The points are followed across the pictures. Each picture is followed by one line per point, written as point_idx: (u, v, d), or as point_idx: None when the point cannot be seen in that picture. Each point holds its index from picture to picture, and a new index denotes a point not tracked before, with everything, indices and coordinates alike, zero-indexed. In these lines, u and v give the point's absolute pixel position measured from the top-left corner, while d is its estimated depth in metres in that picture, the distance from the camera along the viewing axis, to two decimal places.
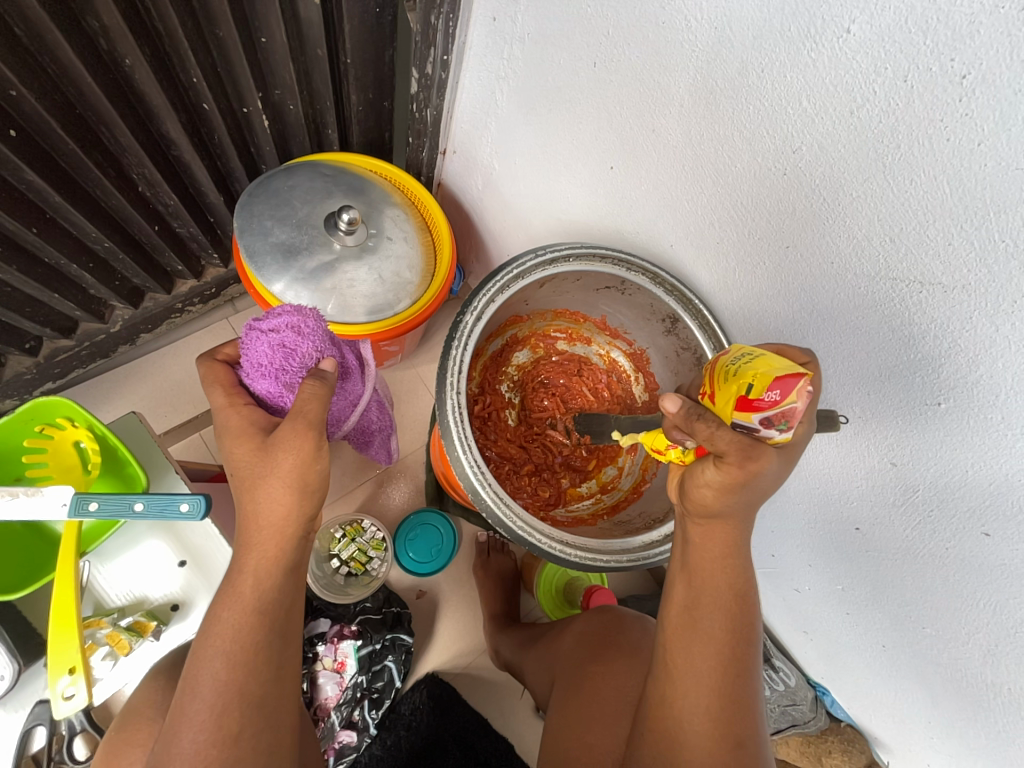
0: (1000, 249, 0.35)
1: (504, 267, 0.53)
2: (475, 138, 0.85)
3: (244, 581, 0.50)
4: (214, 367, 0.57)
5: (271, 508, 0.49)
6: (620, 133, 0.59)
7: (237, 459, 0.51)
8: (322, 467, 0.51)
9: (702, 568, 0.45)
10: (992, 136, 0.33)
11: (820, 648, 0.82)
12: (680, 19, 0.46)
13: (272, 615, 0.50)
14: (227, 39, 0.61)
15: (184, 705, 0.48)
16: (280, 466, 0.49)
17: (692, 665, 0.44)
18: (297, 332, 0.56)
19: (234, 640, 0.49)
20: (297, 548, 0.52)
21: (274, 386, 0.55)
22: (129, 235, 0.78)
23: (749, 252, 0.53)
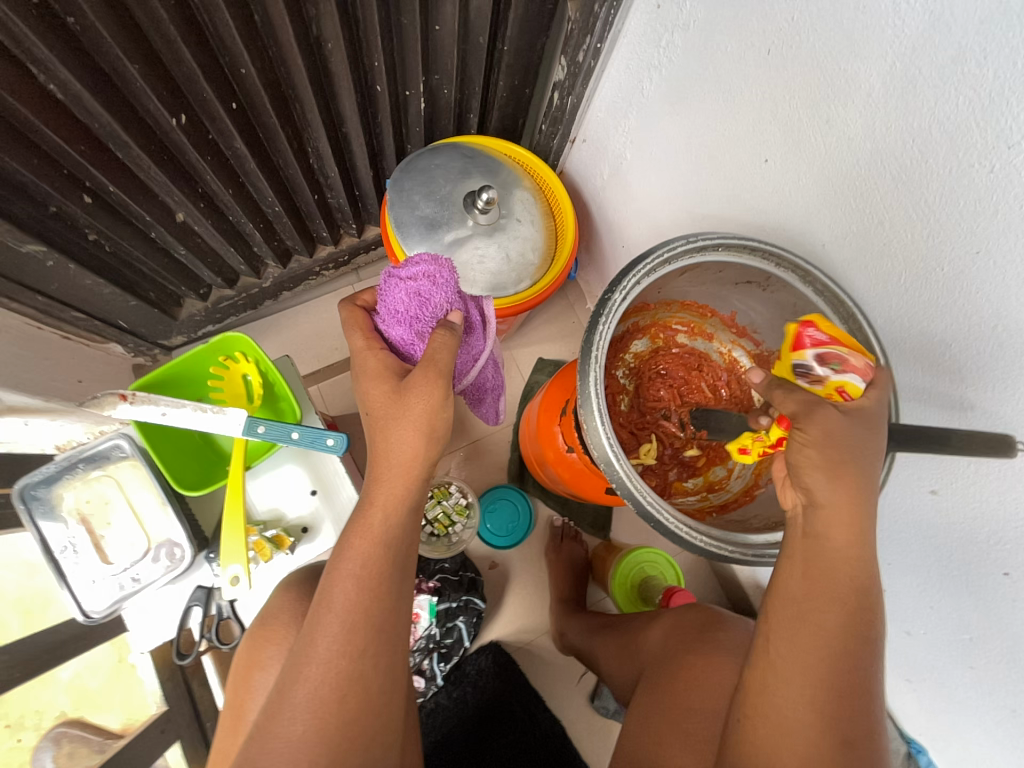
0: None
1: (654, 250, 0.53)
2: (609, 127, 0.86)
3: (374, 514, 0.55)
4: (355, 311, 0.64)
5: (402, 448, 0.55)
6: (784, 125, 0.57)
7: (373, 399, 0.58)
8: (447, 415, 0.57)
9: (820, 561, 0.44)
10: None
11: (925, 701, 0.75)
12: (887, 2, 0.44)
13: (393, 547, 0.55)
14: (409, 26, 0.67)
15: (321, 617, 0.54)
16: (412, 411, 0.55)
17: (808, 664, 0.42)
18: (431, 282, 0.60)
19: (366, 563, 0.54)
20: (417, 489, 0.58)
21: (407, 333, 0.61)
22: (292, 201, 0.88)
23: (924, 257, 0.50)
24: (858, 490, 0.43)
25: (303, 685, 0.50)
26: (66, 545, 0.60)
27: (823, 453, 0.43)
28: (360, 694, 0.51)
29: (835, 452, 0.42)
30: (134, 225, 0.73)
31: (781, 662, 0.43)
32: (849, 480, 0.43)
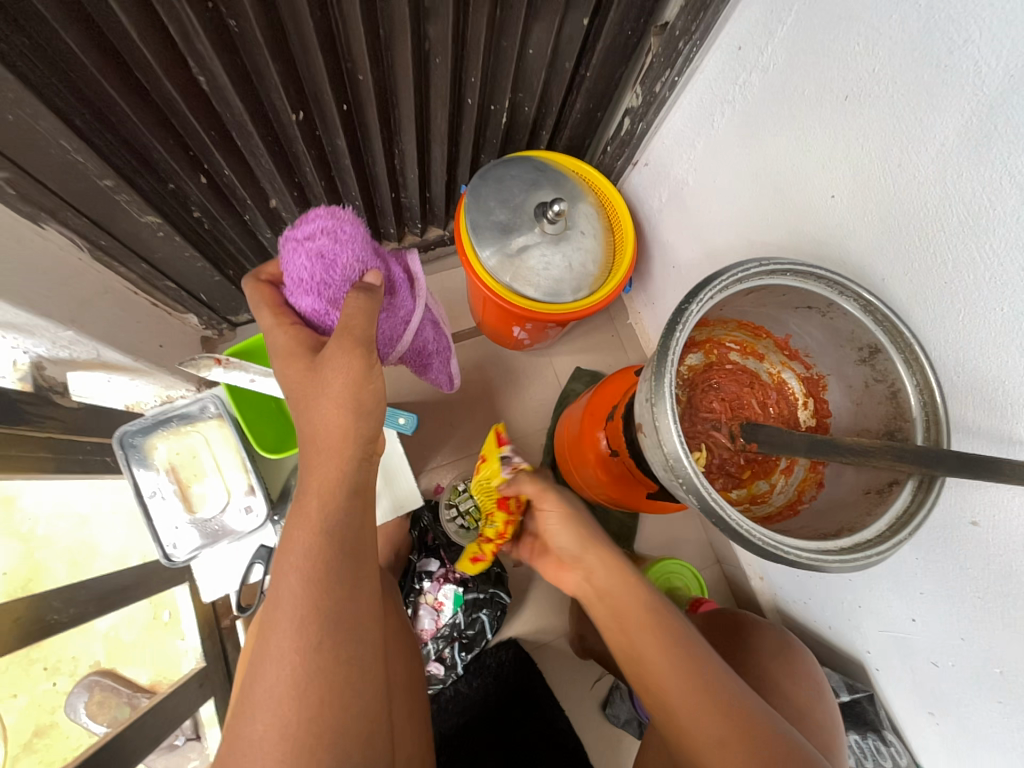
0: None
1: (729, 270, 0.57)
2: (673, 153, 0.91)
3: (310, 501, 0.58)
4: (259, 287, 0.70)
5: (331, 427, 0.59)
6: (854, 164, 0.62)
7: (292, 378, 0.61)
8: (373, 387, 0.60)
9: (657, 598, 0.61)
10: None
11: (946, 737, 0.76)
12: (969, 64, 0.48)
13: (336, 530, 0.57)
14: (508, 48, 0.73)
15: (271, 614, 0.54)
16: (332, 385, 0.58)
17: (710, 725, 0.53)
18: (332, 242, 0.66)
19: (310, 549, 0.56)
20: (355, 471, 0.60)
21: (319, 300, 0.66)
22: (371, 198, 0.94)
23: (984, 296, 0.53)
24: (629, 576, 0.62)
25: (262, 682, 0.51)
26: (154, 490, 0.67)
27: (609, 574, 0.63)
28: (323, 690, 0.52)
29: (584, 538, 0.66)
30: (233, 207, 0.79)
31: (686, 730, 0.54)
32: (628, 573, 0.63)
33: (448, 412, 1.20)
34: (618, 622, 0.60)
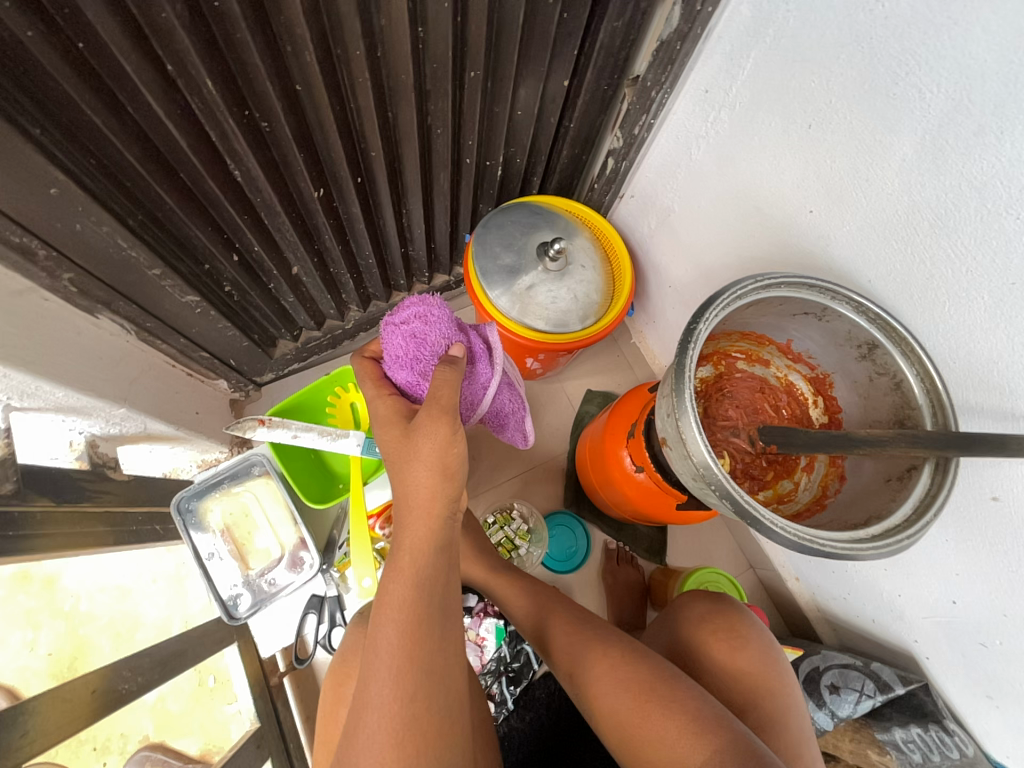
0: None
1: (727, 289, 0.62)
2: (657, 185, 0.99)
3: (403, 556, 0.62)
4: (364, 363, 0.77)
5: (419, 489, 0.63)
6: (826, 182, 0.68)
7: (388, 443, 0.67)
8: (456, 450, 0.65)
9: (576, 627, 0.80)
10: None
11: (1008, 719, 0.76)
12: (913, 92, 0.55)
13: (428, 582, 0.62)
14: (500, 113, 0.81)
15: (369, 664, 0.58)
16: (422, 450, 0.63)
17: (634, 708, 0.66)
18: (423, 323, 0.72)
19: (405, 600, 0.60)
20: (445, 530, 0.64)
21: (411, 374, 0.72)
22: (382, 255, 1.01)
23: (964, 287, 0.58)
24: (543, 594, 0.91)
25: (363, 731, 0.55)
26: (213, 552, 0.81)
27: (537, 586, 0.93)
28: (418, 741, 0.55)
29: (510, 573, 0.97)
30: (261, 279, 0.86)
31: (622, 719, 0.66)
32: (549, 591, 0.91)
33: (469, 447, 1.23)
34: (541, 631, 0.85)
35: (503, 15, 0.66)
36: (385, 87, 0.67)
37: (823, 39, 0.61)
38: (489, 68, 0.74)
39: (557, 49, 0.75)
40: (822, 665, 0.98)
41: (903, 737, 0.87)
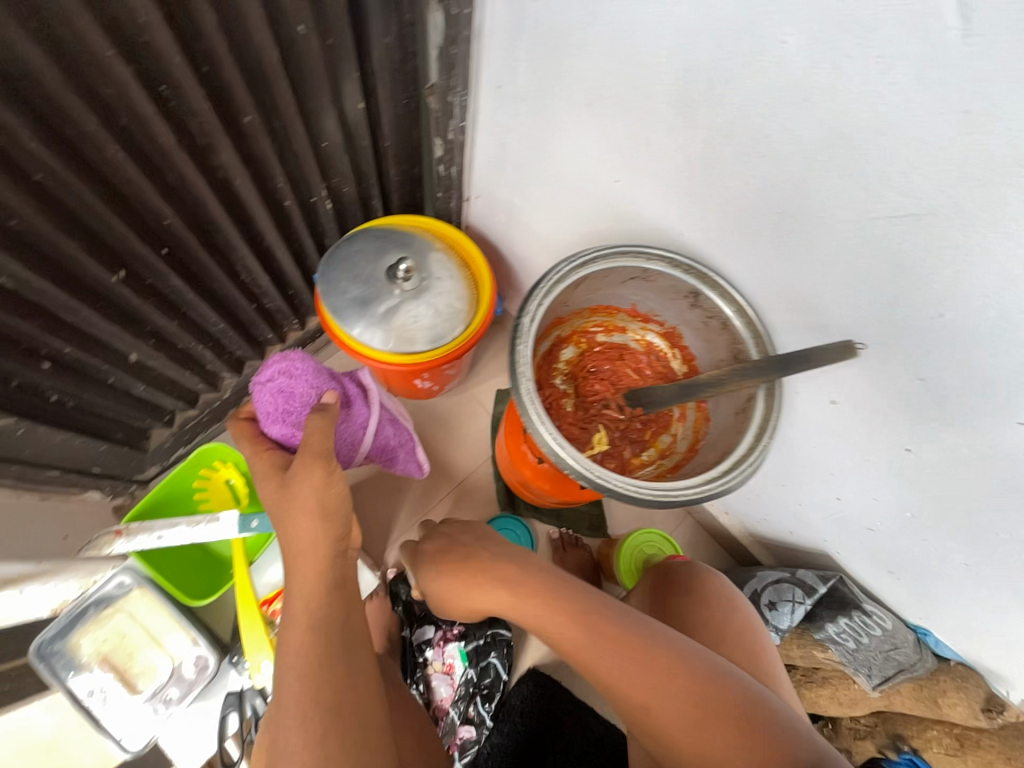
0: (959, 160, 0.43)
1: (546, 275, 0.65)
2: (493, 181, 1.00)
3: (295, 605, 0.64)
4: (238, 424, 0.76)
5: (302, 535, 0.65)
6: (619, 152, 0.71)
7: (266, 496, 0.69)
8: (336, 490, 0.68)
9: (621, 633, 0.63)
10: (938, 75, 0.40)
11: (909, 585, 0.84)
12: (653, 59, 0.58)
13: (324, 623, 0.63)
14: (301, 150, 0.78)
15: (276, 719, 0.58)
16: (298, 498, 0.66)
17: (682, 717, 0.57)
18: (287, 377, 0.74)
19: (302, 646, 0.60)
20: (335, 566, 0.67)
21: (284, 426, 0.75)
22: (234, 316, 0.96)
23: (749, 223, 0.62)
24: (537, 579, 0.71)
25: None
26: (95, 689, 0.76)
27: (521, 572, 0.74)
28: None
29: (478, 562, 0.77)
30: (94, 378, 0.79)
31: (665, 727, 0.58)
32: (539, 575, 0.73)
33: (391, 480, 1.20)
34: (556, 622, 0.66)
35: (257, 55, 0.63)
36: (150, 154, 0.63)
37: (571, 21, 0.63)
38: (268, 109, 0.71)
39: (336, 75, 0.74)
40: (760, 588, 0.99)
41: (837, 630, 0.92)
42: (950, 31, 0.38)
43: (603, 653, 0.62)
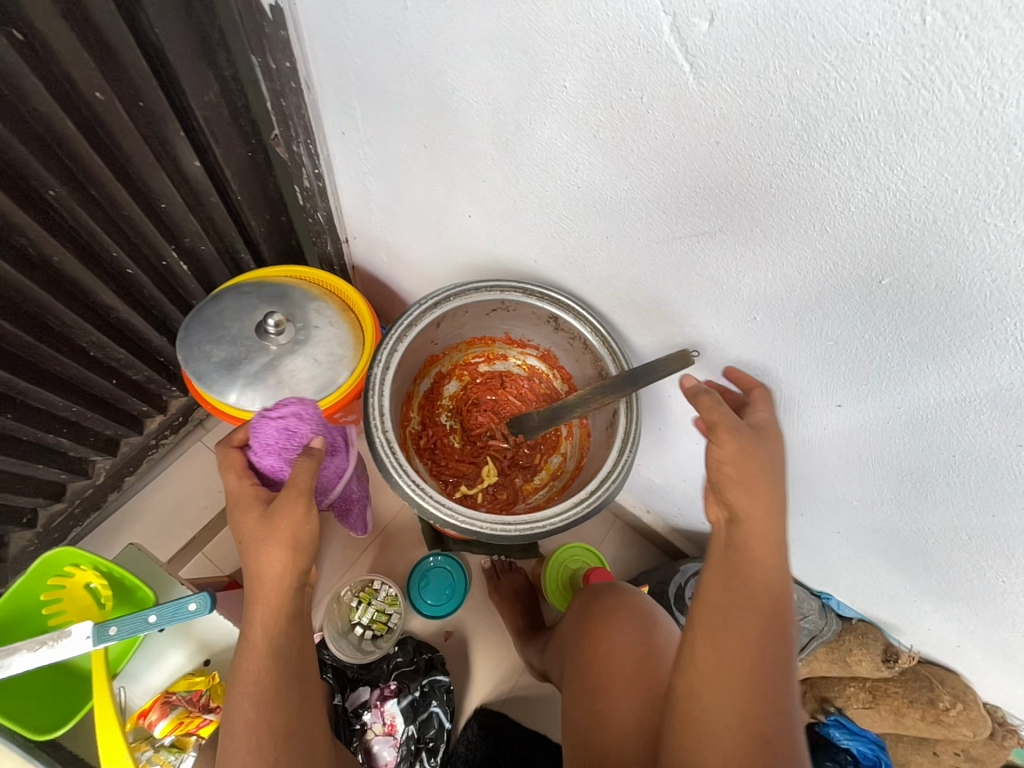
0: (724, 183, 0.46)
1: (397, 320, 0.68)
2: (364, 223, 0.98)
3: (253, 633, 0.56)
4: (229, 451, 0.67)
5: (270, 566, 0.57)
6: (462, 190, 0.72)
7: (245, 528, 0.59)
8: (313, 526, 0.59)
9: (777, 457, 0.54)
10: (687, 113, 0.44)
11: (803, 557, 0.89)
12: (465, 104, 0.60)
13: (283, 655, 0.57)
14: (133, 215, 0.74)
15: (225, 742, 0.54)
16: (275, 528, 0.57)
17: (738, 681, 0.49)
18: (299, 417, 0.67)
19: (258, 680, 0.55)
20: (296, 601, 0.59)
21: (276, 462, 0.66)
22: (93, 395, 0.88)
23: (586, 249, 0.65)
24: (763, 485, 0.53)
25: None
26: None
27: (737, 465, 0.53)
28: None
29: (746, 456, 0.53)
30: None
31: (720, 694, 0.49)
32: (759, 481, 0.53)
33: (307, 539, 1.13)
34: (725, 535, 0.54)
35: (49, 124, 0.60)
36: None
37: (388, 71, 0.63)
38: (79, 178, 0.66)
39: (158, 136, 0.70)
40: (684, 582, 1.02)
41: None
42: (684, 75, 0.42)
43: (753, 483, 0.53)
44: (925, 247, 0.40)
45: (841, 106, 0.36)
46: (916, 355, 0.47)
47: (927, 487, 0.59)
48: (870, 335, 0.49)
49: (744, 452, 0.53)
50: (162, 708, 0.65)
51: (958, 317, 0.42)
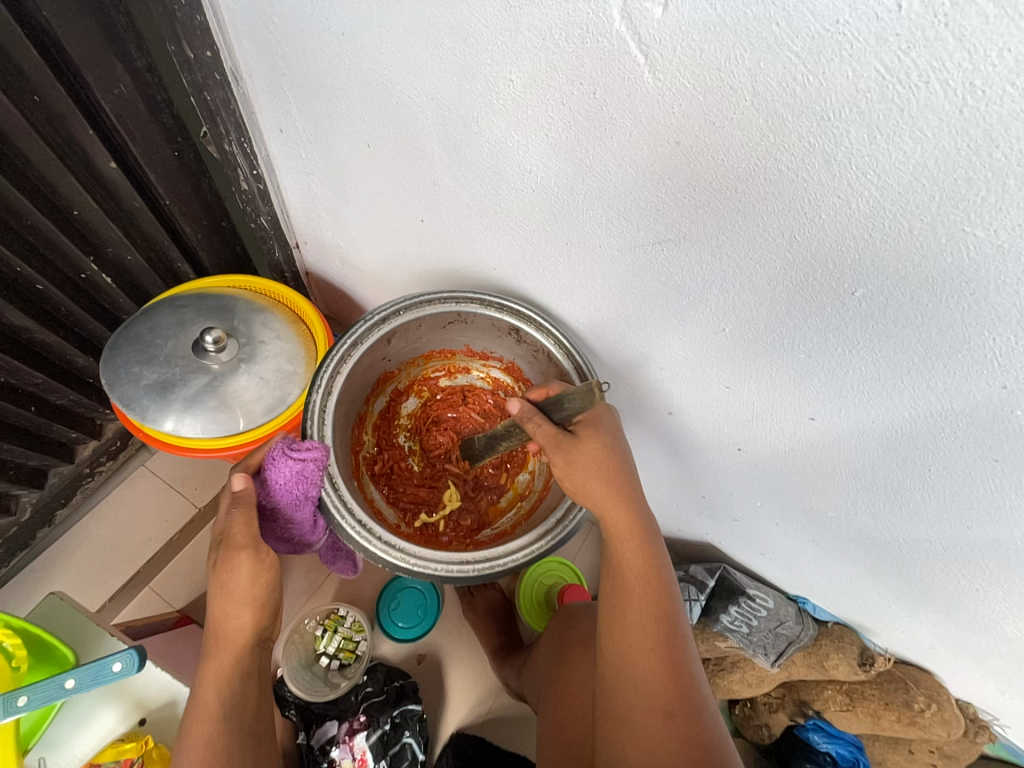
0: (687, 186, 0.42)
1: (339, 340, 0.63)
2: (313, 227, 0.90)
3: (205, 693, 0.50)
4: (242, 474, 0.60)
5: (228, 619, 0.52)
6: (412, 192, 0.66)
7: (210, 572, 0.53)
8: (273, 581, 0.54)
9: (611, 463, 0.56)
10: (644, 110, 0.40)
11: (779, 564, 0.87)
12: (406, 99, 0.54)
13: (240, 720, 0.50)
14: (38, 224, 0.66)
15: None
16: (235, 578, 0.52)
17: (632, 664, 0.51)
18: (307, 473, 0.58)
19: (207, 750, 0.48)
20: (255, 658, 0.54)
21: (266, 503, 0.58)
22: (9, 425, 0.80)
23: (545, 255, 0.60)
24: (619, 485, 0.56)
25: None
26: None
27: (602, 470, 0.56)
28: None
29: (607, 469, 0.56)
30: None
31: (620, 681, 0.51)
32: (616, 480, 0.56)
33: None
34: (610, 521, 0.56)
35: None
36: None
37: (320, 63, 0.56)
38: None
39: (62, 135, 0.62)
40: None
41: (730, 620, 0.93)
42: (639, 67, 0.37)
43: (596, 492, 0.56)
44: (898, 258, 0.37)
45: (809, 104, 0.33)
46: (889, 368, 0.45)
47: (901, 499, 0.57)
48: (841, 348, 0.46)
49: (566, 470, 0.56)
50: None
51: (933, 329, 0.40)
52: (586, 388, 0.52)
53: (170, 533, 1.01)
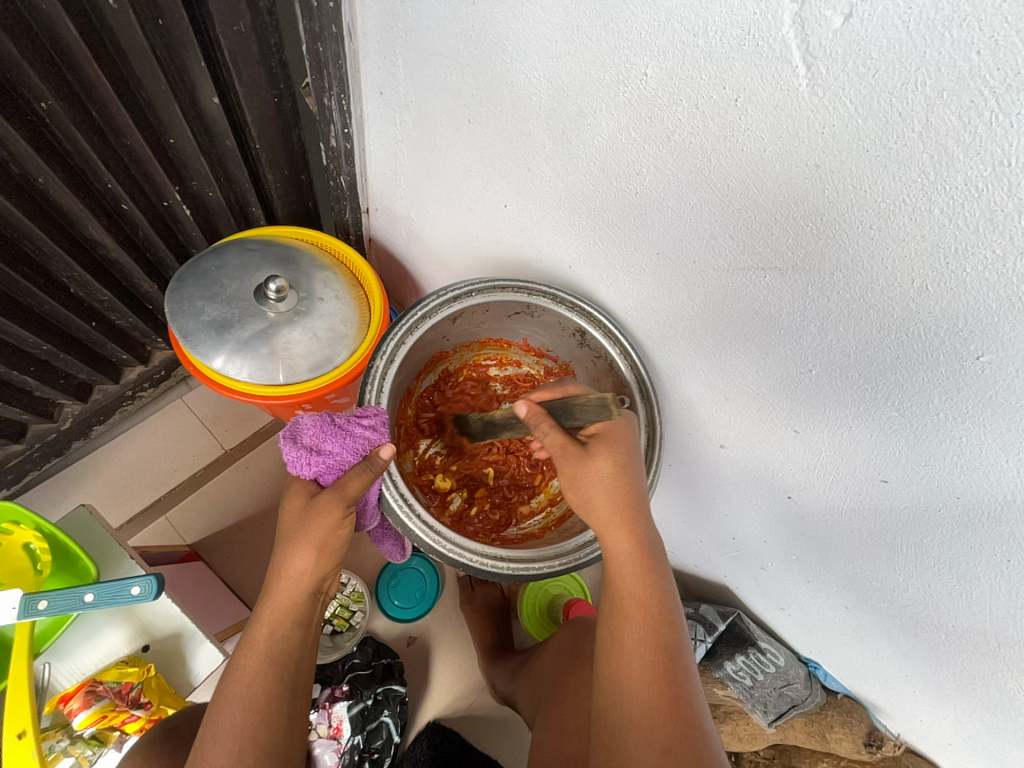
0: (816, 213, 0.40)
1: (410, 310, 0.62)
2: (389, 195, 0.89)
3: (259, 629, 0.51)
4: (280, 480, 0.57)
5: (291, 565, 0.52)
6: (503, 175, 0.64)
7: (284, 514, 0.54)
8: (345, 534, 0.54)
9: (620, 480, 0.54)
10: (789, 125, 0.37)
11: (798, 622, 0.83)
12: (522, 81, 0.53)
13: (284, 661, 0.51)
14: (134, 145, 0.66)
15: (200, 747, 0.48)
16: (306, 526, 0.52)
17: (631, 696, 0.50)
18: (369, 433, 0.56)
19: (254, 683, 0.50)
20: (310, 608, 0.54)
21: (323, 471, 0.55)
22: (68, 335, 0.81)
23: (630, 262, 0.58)
24: (620, 510, 0.54)
25: None
26: None
27: (616, 480, 0.54)
28: None
29: (619, 486, 0.54)
30: None
31: (616, 709, 0.50)
32: (624, 504, 0.54)
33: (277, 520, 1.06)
34: (610, 530, 0.54)
35: (49, 26, 0.52)
36: None
37: (441, 30, 0.55)
38: (79, 95, 0.59)
39: (176, 62, 0.62)
40: None
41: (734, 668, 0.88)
42: (798, 78, 0.35)
43: (599, 513, 0.54)
44: None
45: (989, 147, 0.30)
46: (995, 443, 0.41)
47: (964, 584, 0.53)
48: (944, 413, 0.43)
49: (569, 478, 0.54)
50: (86, 698, 0.60)
51: None
52: (602, 401, 0.55)
53: (194, 469, 1.03)
